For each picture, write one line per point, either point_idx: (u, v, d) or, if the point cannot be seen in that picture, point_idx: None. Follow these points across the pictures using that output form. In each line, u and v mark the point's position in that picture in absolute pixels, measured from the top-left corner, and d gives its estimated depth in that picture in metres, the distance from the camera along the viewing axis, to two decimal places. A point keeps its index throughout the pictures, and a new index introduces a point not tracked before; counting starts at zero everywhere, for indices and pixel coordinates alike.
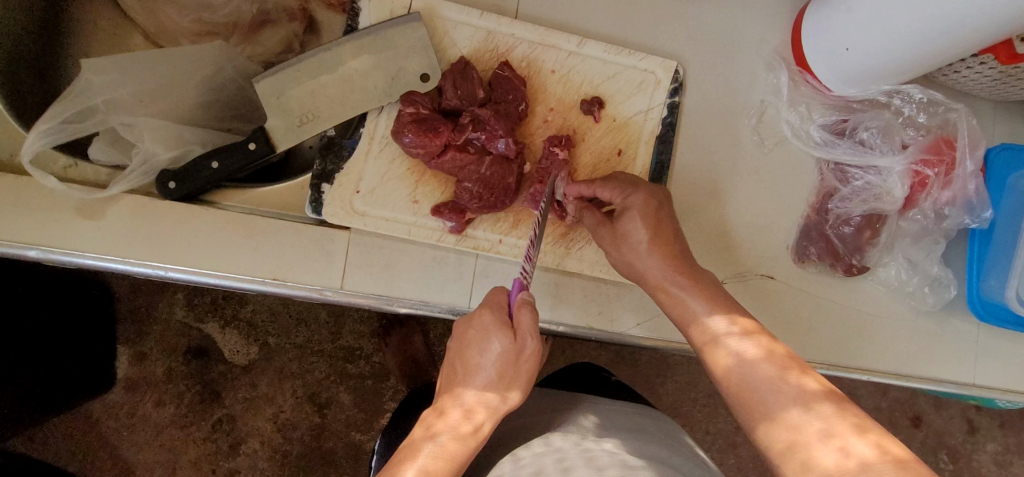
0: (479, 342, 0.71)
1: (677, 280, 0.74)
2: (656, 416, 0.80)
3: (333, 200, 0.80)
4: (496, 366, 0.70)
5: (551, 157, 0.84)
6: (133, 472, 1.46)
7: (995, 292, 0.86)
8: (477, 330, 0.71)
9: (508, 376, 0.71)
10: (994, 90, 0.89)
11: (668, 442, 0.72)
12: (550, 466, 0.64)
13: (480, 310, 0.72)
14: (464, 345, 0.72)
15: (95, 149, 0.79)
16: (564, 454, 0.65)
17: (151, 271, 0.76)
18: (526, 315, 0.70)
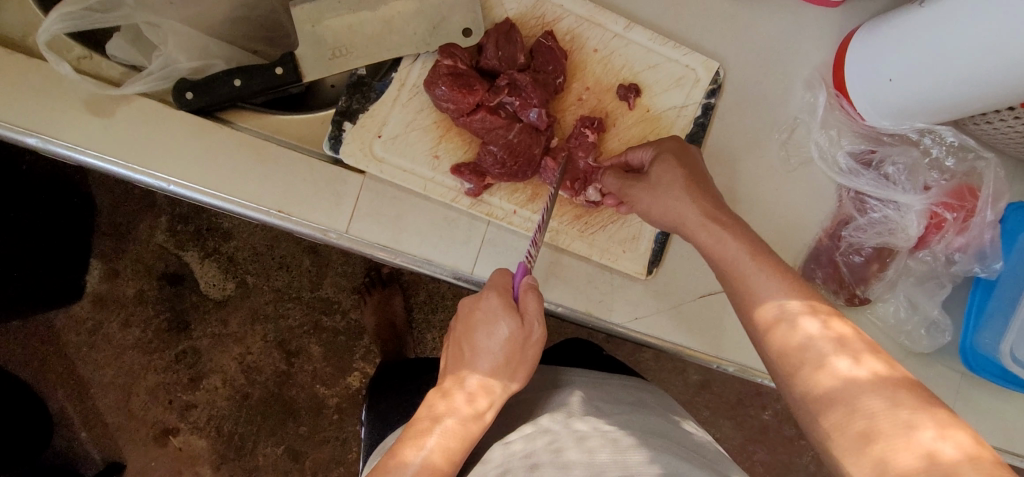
0: (485, 326, 0.70)
1: (708, 224, 0.70)
2: (662, 394, 0.82)
3: (352, 140, 0.77)
4: (502, 351, 0.69)
5: (579, 134, 0.83)
6: (89, 388, 1.43)
7: (989, 347, 0.86)
8: (483, 312, 0.70)
9: (513, 363, 0.70)
10: (1021, 148, 0.89)
11: (660, 417, 0.71)
12: (540, 449, 0.63)
13: (485, 293, 0.71)
14: (469, 328, 0.71)
15: (114, 44, 0.75)
16: (555, 437, 0.64)
17: (153, 181, 0.73)
18: (532, 300, 0.70)
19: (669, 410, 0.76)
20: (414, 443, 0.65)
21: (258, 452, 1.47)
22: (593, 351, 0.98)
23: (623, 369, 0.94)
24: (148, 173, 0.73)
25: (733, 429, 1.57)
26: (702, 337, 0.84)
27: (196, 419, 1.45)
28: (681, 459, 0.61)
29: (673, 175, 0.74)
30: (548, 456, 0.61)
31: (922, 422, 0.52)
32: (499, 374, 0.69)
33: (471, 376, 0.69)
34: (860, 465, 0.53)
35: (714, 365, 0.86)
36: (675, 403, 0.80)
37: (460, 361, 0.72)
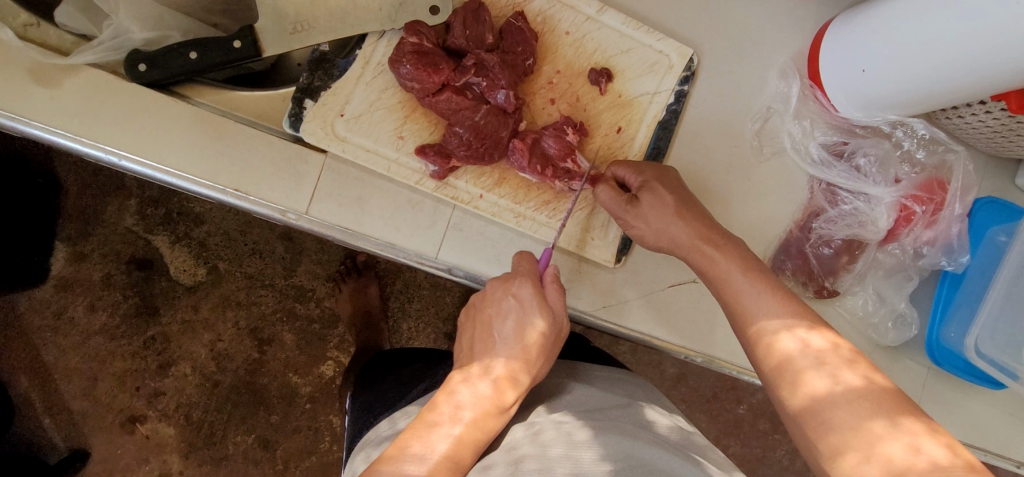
0: (514, 313, 0.70)
1: (704, 246, 0.73)
2: (639, 383, 0.81)
3: (313, 118, 0.75)
4: (533, 339, 0.70)
5: (560, 132, 0.80)
6: (53, 374, 1.39)
7: (953, 340, 0.86)
8: (514, 300, 0.70)
9: (541, 353, 0.70)
10: (991, 142, 0.89)
11: (627, 407, 0.71)
12: (497, 453, 0.65)
13: (521, 283, 0.70)
14: (497, 315, 0.71)
15: (61, 11, 0.72)
16: (513, 438, 0.65)
17: (104, 156, 0.70)
18: (556, 291, 0.72)
19: (654, 400, 0.77)
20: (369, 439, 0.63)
21: (227, 441, 1.44)
22: (580, 344, 0.98)
23: (609, 360, 0.94)
24: (100, 148, 0.70)
25: (707, 423, 1.57)
26: (671, 327, 0.83)
27: (164, 407, 1.42)
28: (639, 441, 0.61)
29: (664, 204, 0.75)
30: (503, 457, 0.63)
31: (852, 443, 0.56)
32: (530, 363, 0.69)
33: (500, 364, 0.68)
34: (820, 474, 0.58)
35: (682, 356, 0.85)
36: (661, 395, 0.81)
37: (483, 349, 0.71)
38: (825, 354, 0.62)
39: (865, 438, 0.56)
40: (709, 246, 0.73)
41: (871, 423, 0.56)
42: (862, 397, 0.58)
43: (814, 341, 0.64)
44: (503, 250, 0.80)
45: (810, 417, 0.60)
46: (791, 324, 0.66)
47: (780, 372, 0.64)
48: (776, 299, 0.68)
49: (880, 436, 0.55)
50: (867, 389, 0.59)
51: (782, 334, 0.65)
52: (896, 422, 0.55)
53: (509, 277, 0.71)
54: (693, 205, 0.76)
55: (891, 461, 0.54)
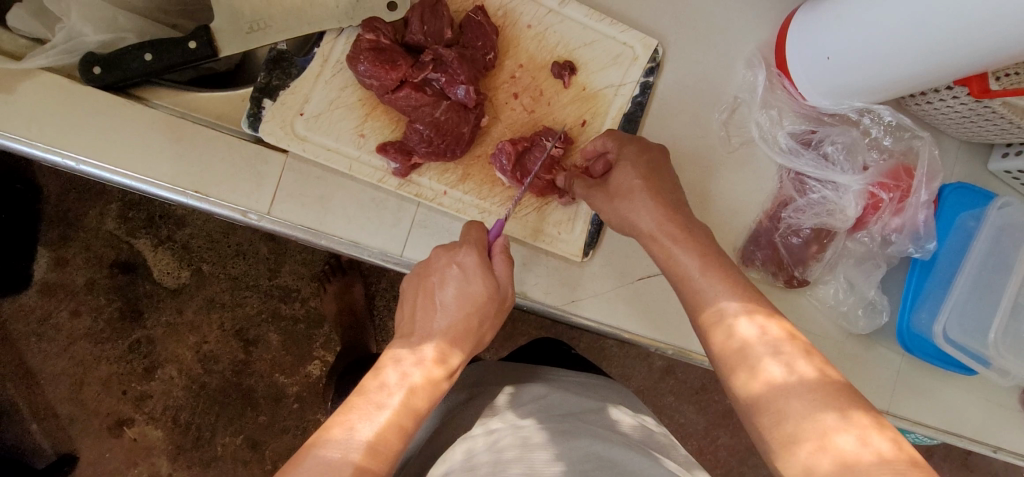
0: (456, 282, 0.69)
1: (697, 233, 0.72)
2: (613, 387, 0.82)
3: (272, 118, 0.74)
4: (474, 308, 0.70)
5: (536, 142, 0.81)
6: (38, 380, 1.38)
7: (923, 325, 0.86)
8: (459, 269, 0.70)
9: (481, 321, 0.71)
10: (961, 128, 0.89)
11: (595, 407, 0.72)
12: (454, 455, 0.64)
13: (466, 250, 0.70)
14: (439, 283, 0.70)
15: (13, 15, 0.72)
16: (472, 441, 0.65)
17: (61, 161, 0.70)
18: (502, 262, 0.72)
19: (627, 403, 0.78)
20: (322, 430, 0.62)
21: (215, 443, 1.43)
22: (561, 351, 0.97)
23: (590, 367, 0.94)
24: (56, 152, 0.69)
25: (697, 415, 1.56)
26: (642, 320, 0.83)
27: (151, 410, 1.41)
28: (596, 440, 0.62)
29: (633, 180, 0.74)
30: (459, 462, 0.62)
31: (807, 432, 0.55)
32: (468, 334, 0.70)
33: (441, 336, 0.68)
34: None
35: (653, 348, 0.85)
36: (637, 399, 0.81)
37: (423, 319, 0.70)
38: (752, 345, 0.62)
39: (786, 434, 0.56)
40: (669, 238, 0.71)
41: (790, 424, 0.56)
42: (790, 390, 0.57)
43: (742, 330, 0.63)
44: None
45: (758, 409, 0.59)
46: (739, 309, 0.65)
47: (726, 357, 0.64)
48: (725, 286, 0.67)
49: (801, 435, 0.55)
50: (789, 383, 0.58)
51: (722, 322, 0.65)
52: (813, 418, 0.55)
53: (451, 248, 0.70)
54: (663, 177, 0.76)
55: (842, 454, 0.52)
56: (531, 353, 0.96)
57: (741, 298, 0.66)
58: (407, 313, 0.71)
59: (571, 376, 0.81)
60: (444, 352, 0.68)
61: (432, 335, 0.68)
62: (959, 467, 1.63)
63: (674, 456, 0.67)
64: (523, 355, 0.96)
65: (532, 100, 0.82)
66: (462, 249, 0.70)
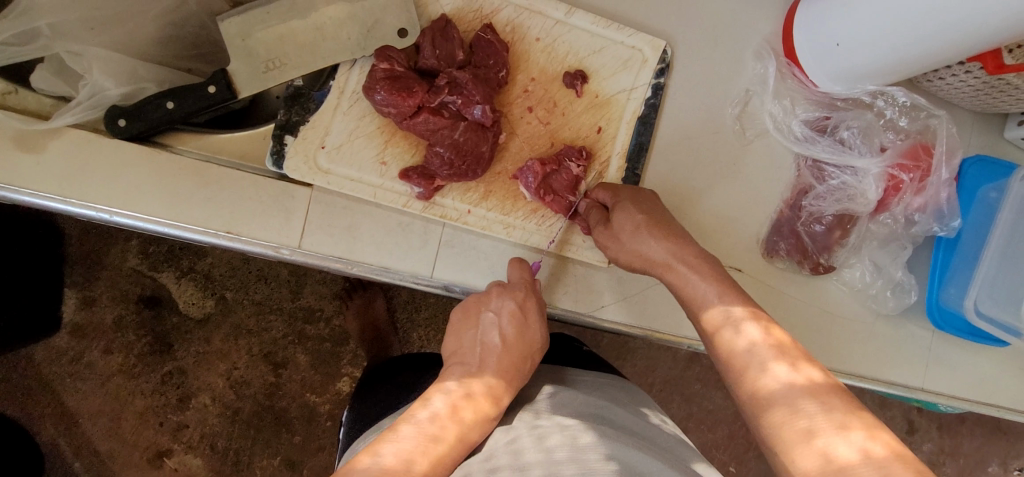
0: (514, 320, 0.74)
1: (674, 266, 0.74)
2: (630, 387, 0.81)
3: (295, 154, 0.76)
4: (526, 346, 0.75)
5: (561, 164, 0.82)
6: (76, 418, 1.39)
7: (952, 301, 0.87)
8: (517, 308, 0.74)
9: (530, 362, 0.75)
10: (975, 100, 0.89)
11: (621, 411, 0.71)
12: (502, 451, 0.64)
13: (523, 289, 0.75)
14: (495, 320, 0.75)
15: (37, 76, 0.73)
16: (517, 437, 0.65)
17: (95, 214, 0.71)
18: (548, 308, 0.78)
19: (639, 403, 0.77)
20: (369, 451, 0.60)
21: (254, 466, 1.44)
22: (572, 347, 0.96)
23: (601, 363, 0.93)
24: (90, 206, 0.71)
25: (725, 400, 1.56)
26: (670, 319, 0.84)
27: (188, 439, 1.42)
28: (631, 447, 0.62)
29: (635, 222, 0.75)
30: (508, 460, 0.62)
31: (853, 424, 0.55)
32: (518, 372, 0.73)
33: (495, 370, 0.72)
34: (807, 457, 0.55)
35: (683, 345, 0.86)
36: (646, 395, 0.81)
37: (478, 354, 0.74)
38: (762, 347, 0.64)
39: (832, 422, 0.56)
40: (684, 266, 0.73)
41: (835, 414, 0.57)
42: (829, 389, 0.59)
43: (749, 332, 0.66)
44: (497, 261, 0.81)
45: (801, 401, 0.59)
46: (741, 314, 0.68)
47: (734, 362, 0.66)
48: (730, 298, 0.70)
49: (847, 425, 0.55)
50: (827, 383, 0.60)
51: (725, 326, 0.68)
52: (855, 415, 0.56)
53: (507, 289, 0.75)
54: (663, 220, 0.77)
55: (892, 444, 0.54)
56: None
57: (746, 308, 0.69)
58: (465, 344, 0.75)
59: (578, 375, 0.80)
60: (497, 384, 0.71)
61: (487, 368, 0.72)
62: (992, 431, 1.62)
63: (697, 461, 0.67)
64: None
65: (546, 113, 0.83)
66: (520, 288, 0.76)
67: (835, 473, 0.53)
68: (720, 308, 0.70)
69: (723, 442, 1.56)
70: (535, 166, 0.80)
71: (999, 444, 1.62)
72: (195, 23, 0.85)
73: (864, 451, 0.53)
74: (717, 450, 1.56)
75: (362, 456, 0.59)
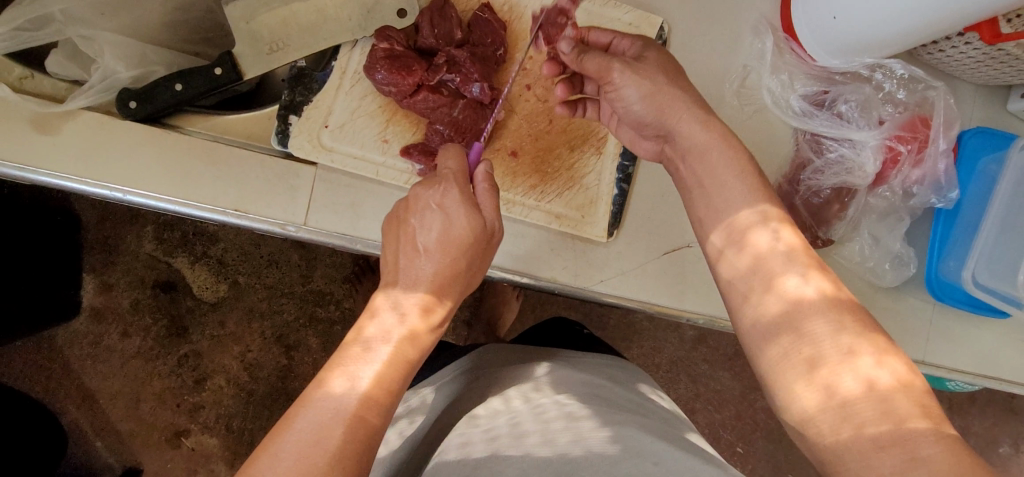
0: (438, 223, 0.68)
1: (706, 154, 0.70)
2: (625, 367, 0.83)
3: (299, 133, 0.78)
4: (461, 248, 0.69)
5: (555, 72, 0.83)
6: (97, 400, 1.42)
7: (953, 272, 0.88)
8: (441, 210, 0.69)
9: (467, 258, 0.70)
10: (976, 73, 0.89)
11: (620, 390, 0.72)
12: (501, 424, 0.66)
13: (446, 186, 0.69)
14: (419, 228, 0.69)
15: (50, 60, 0.76)
16: (516, 415, 0.67)
17: (109, 193, 0.74)
18: (488, 196, 0.72)
19: (635, 380, 0.80)
20: (344, 373, 0.61)
21: None
22: (573, 331, 0.96)
23: (603, 344, 0.94)
24: (104, 186, 0.73)
25: (733, 380, 1.57)
26: (669, 294, 0.85)
27: (205, 419, 1.45)
28: (632, 422, 0.62)
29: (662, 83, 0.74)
30: (507, 429, 0.65)
31: (861, 350, 0.55)
32: (455, 279, 0.70)
33: (427, 284, 0.68)
34: (808, 390, 0.55)
35: (682, 319, 0.87)
36: (642, 373, 0.83)
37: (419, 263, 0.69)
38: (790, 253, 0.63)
39: (837, 350, 0.56)
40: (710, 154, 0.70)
41: (844, 338, 0.56)
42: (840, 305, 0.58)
43: (769, 238, 0.64)
44: None
45: (808, 324, 0.58)
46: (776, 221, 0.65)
47: (761, 267, 0.63)
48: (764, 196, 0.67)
49: (854, 351, 0.55)
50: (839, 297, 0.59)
51: (755, 227, 0.65)
52: (866, 339, 0.56)
53: (435, 192, 0.69)
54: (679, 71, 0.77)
55: (897, 373, 0.54)
56: (541, 337, 0.96)
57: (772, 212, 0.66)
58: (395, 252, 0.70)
59: (576, 355, 0.82)
60: (433, 299, 0.68)
61: (420, 283, 0.68)
62: (1003, 410, 1.62)
63: (689, 431, 0.70)
64: (534, 339, 0.96)
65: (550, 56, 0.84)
66: (438, 185, 0.70)
67: (837, 408, 0.53)
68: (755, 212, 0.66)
69: (731, 423, 1.56)
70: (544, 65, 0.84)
71: (1010, 424, 1.62)
72: None
73: (869, 379, 0.53)
74: (724, 430, 1.56)
75: (339, 381, 0.60)
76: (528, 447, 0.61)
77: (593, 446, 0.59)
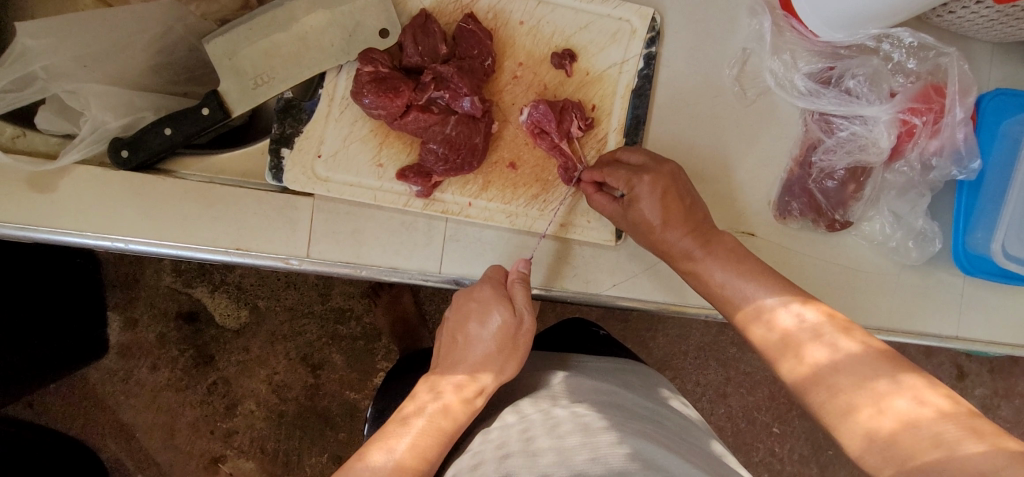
0: (475, 317, 0.74)
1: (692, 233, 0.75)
2: (640, 370, 0.81)
3: (293, 166, 0.77)
4: (498, 341, 0.73)
5: (566, 114, 0.80)
6: (133, 434, 1.44)
7: (981, 245, 0.84)
8: (477, 303, 0.74)
9: (506, 350, 0.73)
10: (990, 31, 0.84)
11: (634, 396, 0.71)
12: (514, 440, 0.64)
13: (479, 284, 0.74)
14: (461, 320, 0.75)
15: (41, 118, 0.75)
16: (529, 425, 0.65)
17: (112, 244, 0.74)
18: (521, 290, 0.74)
19: (654, 384, 0.78)
20: (383, 448, 0.65)
21: (304, 464, 1.48)
22: (588, 332, 0.94)
23: (620, 347, 0.91)
24: (107, 237, 0.73)
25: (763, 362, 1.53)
26: (683, 293, 0.83)
27: (240, 444, 1.46)
28: (647, 439, 0.60)
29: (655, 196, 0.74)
30: (520, 446, 0.62)
31: (859, 403, 0.59)
32: (493, 360, 0.73)
33: (467, 366, 0.72)
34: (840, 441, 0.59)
35: (701, 315, 0.85)
36: (659, 377, 0.81)
37: (462, 351, 0.74)
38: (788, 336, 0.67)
39: (838, 408, 0.60)
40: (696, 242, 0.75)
41: (841, 398, 0.60)
42: (836, 368, 0.62)
43: (783, 320, 0.68)
44: (504, 251, 0.81)
45: (813, 389, 0.63)
46: (776, 302, 0.69)
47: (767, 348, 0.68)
48: (753, 282, 0.71)
49: (853, 407, 0.59)
50: (837, 360, 0.62)
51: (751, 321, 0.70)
52: (862, 390, 0.59)
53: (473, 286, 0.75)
54: (676, 191, 0.75)
55: (901, 414, 0.56)
56: (556, 337, 0.94)
57: (777, 291, 0.70)
58: (451, 337, 0.76)
59: (589, 360, 0.80)
60: (472, 376, 0.72)
61: (460, 365, 0.73)
62: None
63: (710, 442, 0.68)
64: (550, 340, 0.94)
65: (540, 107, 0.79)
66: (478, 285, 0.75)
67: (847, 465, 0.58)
68: (754, 301, 0.71)
69: (765, 404, 1.53)
70: (541, 119, 0.79)
71: None
72: (184, 46, 0.87)
73: (876, 427, 0.57)
74: (758, 412, 1.53)
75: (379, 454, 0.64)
76: (543, 466, 0.58)
77: (611, 461, 0.57)
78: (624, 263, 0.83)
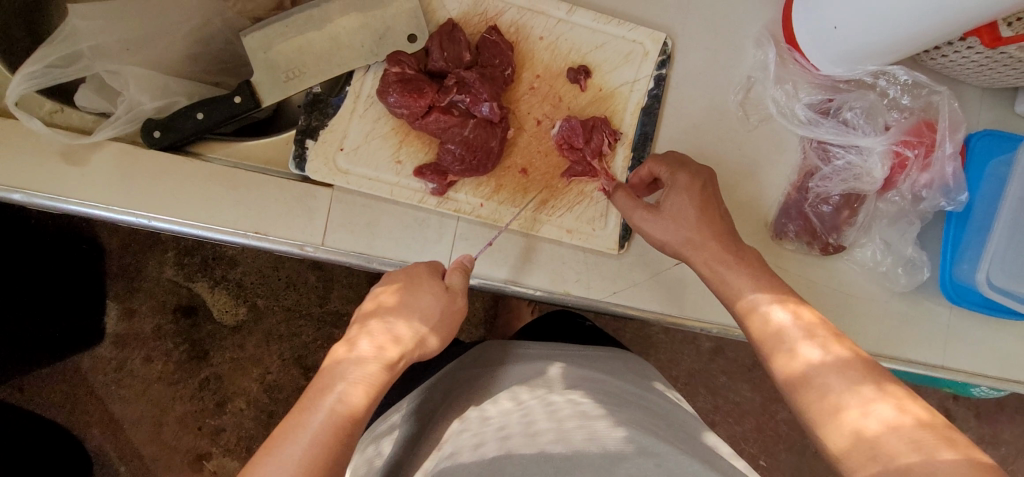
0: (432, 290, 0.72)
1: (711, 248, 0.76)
2: (627, 358, 0.84)
3: (316, 157, 0.80)
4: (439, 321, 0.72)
5: (594, 132, 0.85)
6: (120, 426, 1.43)
7: (967, 275, 0.88)
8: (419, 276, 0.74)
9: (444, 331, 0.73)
10: (981, 76, 0.90)
11: (622, 384, 0.74)
12: (513, 423, 0.66)
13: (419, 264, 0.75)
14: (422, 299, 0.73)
15: (81, 96, 0.80)
16: (528, 411, 0.67)
17: (135, 219, 0.76)
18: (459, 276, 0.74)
19: (646, 377, 0.80)
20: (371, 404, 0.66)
21: None
22: (575, 323, 0.97)
23: (606, 338, 0.94)
24: (130, 213, 0.76)
25: (753, 392, 1.54)
26: (680, 303, 0.86)
27: (226, 442, 1.46)
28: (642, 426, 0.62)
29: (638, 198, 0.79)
30: (520, 428, 0.65)
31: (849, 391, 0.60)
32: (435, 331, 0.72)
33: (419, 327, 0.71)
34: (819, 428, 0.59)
35: (694, 329, 0.87)
36: (652, 371, 0.84)
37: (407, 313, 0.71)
38: (784, 331, 0.68)
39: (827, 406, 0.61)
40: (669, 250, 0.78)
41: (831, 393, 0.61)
42: (826, 366, 0.63)
43: (776, 317, 0.69)
44: (508, 251, 0.84)
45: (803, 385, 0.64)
46: (771, 299, 0.71)
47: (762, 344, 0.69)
48: (744, 284, 0.73)
49: (841, 404, 0.60)
50: (826, 360, 0.63)
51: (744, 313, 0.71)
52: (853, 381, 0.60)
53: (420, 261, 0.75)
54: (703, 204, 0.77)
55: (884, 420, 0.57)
56: (545, 328, 0.97)
57: (771, 292, 0.72)
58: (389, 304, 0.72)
59: (575, 348, 0.83)
60: None
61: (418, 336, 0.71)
62: None
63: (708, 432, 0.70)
64: (538, 330, 0.97)
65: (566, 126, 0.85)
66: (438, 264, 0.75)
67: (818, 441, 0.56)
68: (747, 300, 0.72)
69: (752, 435, 1.54)
70: (568, 138, 0.85)
71: None
72: (220, 39, 0.92)
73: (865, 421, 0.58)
74: (746, 444, 1.54)
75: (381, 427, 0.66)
76: (542, 444, 0.61)
77: (608, 444, 0.59)
78: (623, 272, 0.86)
